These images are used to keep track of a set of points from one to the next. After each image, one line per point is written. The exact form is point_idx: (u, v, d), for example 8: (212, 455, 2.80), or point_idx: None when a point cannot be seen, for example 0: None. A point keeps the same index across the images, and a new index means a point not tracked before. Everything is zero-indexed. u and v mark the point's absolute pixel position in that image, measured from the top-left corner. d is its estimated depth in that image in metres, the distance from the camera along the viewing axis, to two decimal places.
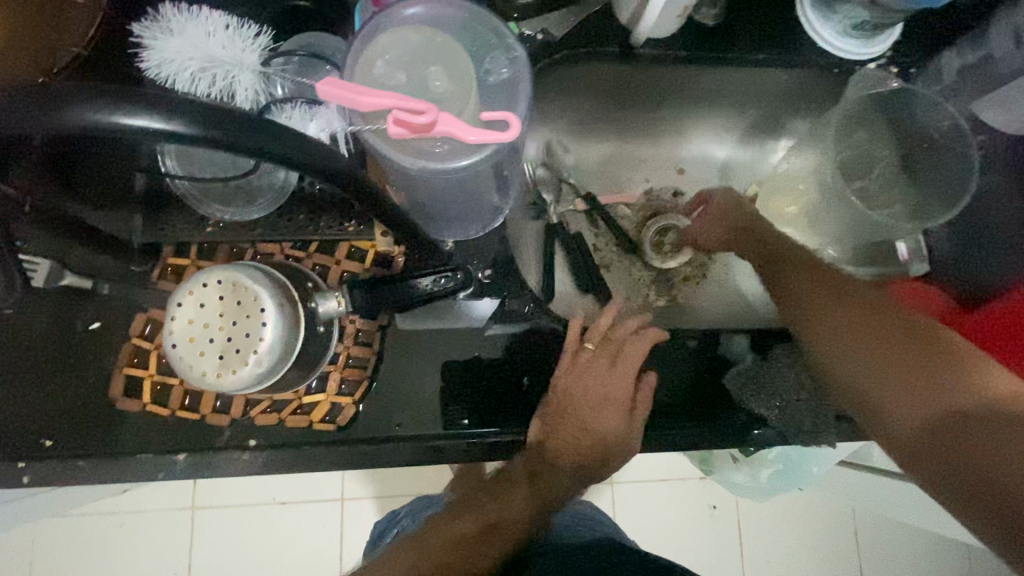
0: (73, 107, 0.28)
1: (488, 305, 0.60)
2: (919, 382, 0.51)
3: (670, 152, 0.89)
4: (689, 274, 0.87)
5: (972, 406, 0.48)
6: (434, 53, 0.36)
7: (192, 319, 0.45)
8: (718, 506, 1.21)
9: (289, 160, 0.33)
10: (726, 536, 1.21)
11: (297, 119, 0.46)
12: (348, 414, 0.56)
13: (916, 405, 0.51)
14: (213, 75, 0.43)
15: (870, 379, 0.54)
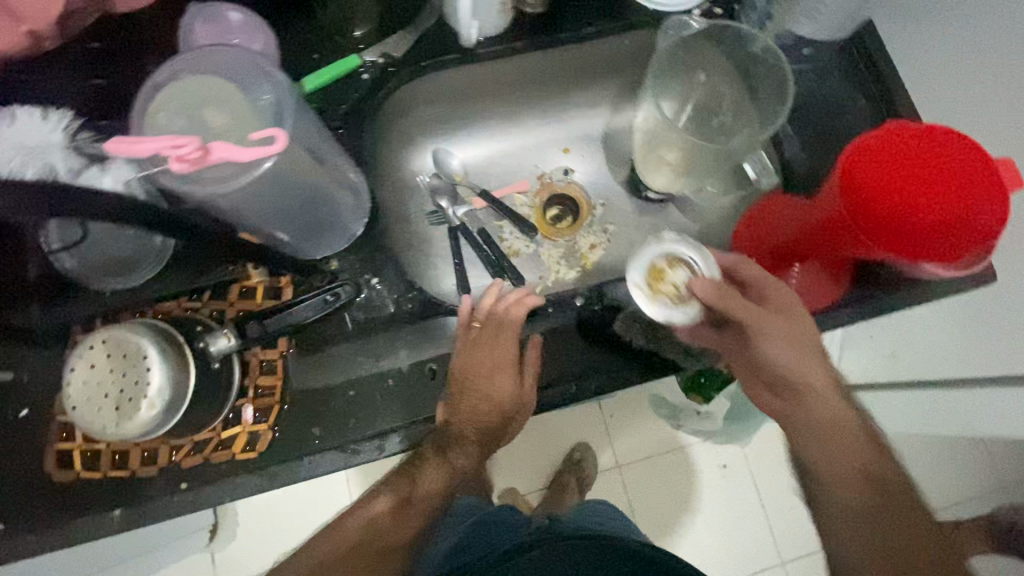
0: None
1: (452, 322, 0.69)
2: (836, 451, 0.49)
3: (551, 134, 0.95)
4: (592, 242, 0.92)
5: (867, 529, 0.46)
6: (208, 94, 0.40)
7: (84, 380, 0.49)
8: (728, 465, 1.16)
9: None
10: (746, 491, 1.15)
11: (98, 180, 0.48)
12: (267, 438, 0.60)
13: (832, 462, 0.49)
14: (26, 163, 0.45)
15: (822, 429, 0.50)
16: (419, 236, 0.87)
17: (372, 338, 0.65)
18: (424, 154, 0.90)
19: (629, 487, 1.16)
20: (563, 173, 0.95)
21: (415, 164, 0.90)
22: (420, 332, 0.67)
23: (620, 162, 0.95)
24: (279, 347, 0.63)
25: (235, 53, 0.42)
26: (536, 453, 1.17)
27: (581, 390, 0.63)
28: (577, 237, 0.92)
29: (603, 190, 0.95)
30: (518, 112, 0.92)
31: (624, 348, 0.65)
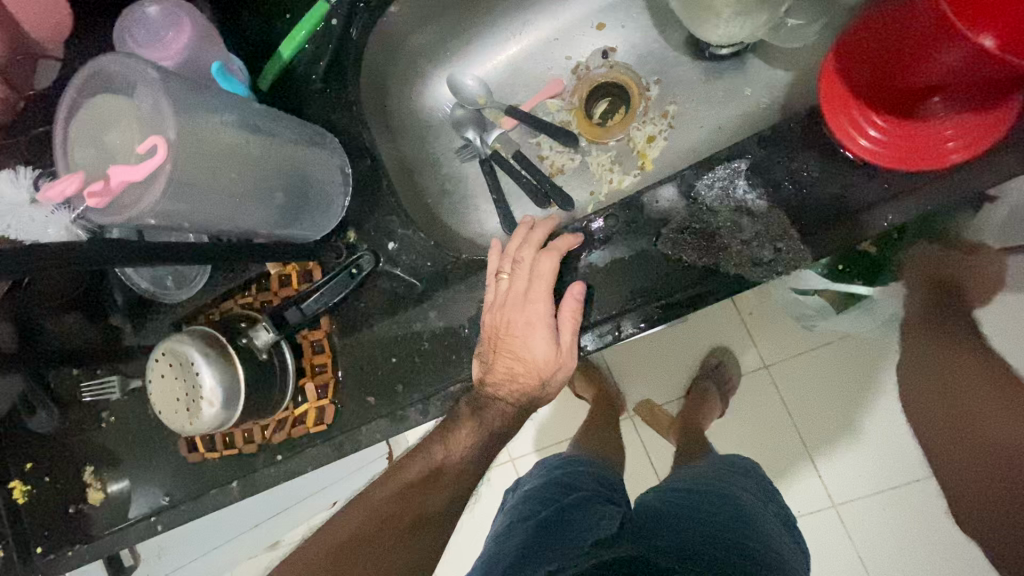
0: None
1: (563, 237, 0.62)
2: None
3: (577, 14, 0.77)
4: (652, 133, 0.75)
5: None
6: (105, 116, 0.39)
7: (160, 390, 0.57)
8: None
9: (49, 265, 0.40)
10: None
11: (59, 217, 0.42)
12: (331, 411, 0.64)
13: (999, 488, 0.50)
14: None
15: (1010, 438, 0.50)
16: (453, 178, 0.81)
17: (401, 303, 0.63)
18: (438, 85, 0.81)
19: (783, 389, 0.91)
20: (602, 57, 0.78)
21: (431, 99, 0.81)
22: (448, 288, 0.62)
23: (670, 20, 0.74)
24: (323, 327, 0.65)
25: (114, 61, 0.39)
26: (664, 362, 1.01)
27: (624, 325, 0.53)
28: (631, 131, 0.76)
29: (654, 63, 0.76)
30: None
31: (675, 267, 0.52)
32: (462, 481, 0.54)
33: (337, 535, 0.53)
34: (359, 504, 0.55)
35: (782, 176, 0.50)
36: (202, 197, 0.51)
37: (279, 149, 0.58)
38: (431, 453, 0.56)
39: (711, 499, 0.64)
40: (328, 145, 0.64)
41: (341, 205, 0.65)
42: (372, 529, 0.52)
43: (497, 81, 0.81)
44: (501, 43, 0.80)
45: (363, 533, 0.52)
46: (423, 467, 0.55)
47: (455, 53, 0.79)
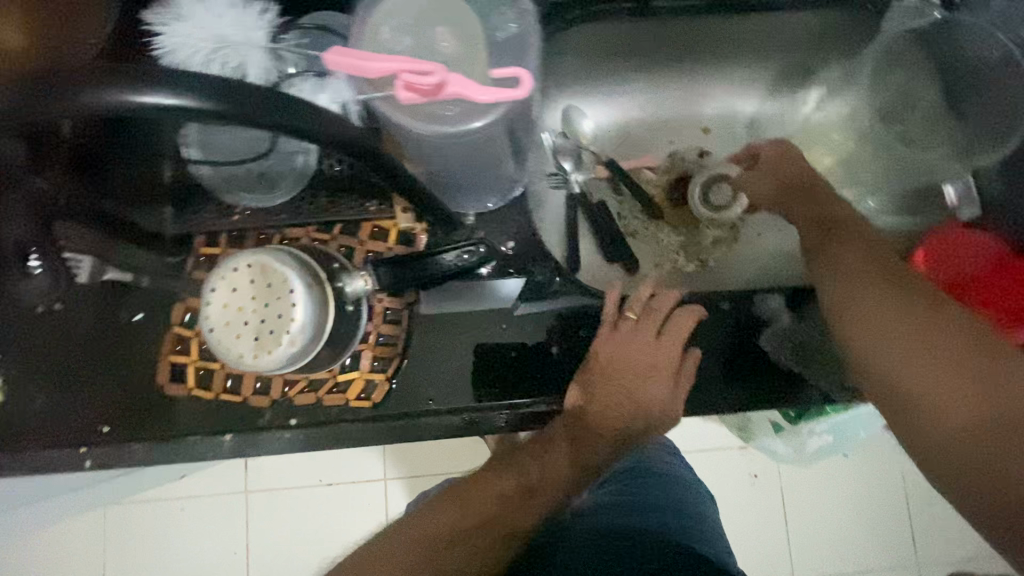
0: (89, 89, 0.28)
1: (517, 283, 0.58)
2: None
3: (691, 111, 0.85)
4: (720, 236, 0.84)
5: None
6: (440, 13, 0.34)
7: (225, 303, 0.46)
8: (761, 475, 1.15)
9: (320, 141, 0.33)
10: (771, 505, 1.15)
11: (308, 92, 0.40)
12: (383, 390, 0.57)
13: None
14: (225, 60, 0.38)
15: None
16: (536, 198, 0.81)
17: (499, 305, 0.59)
18: (554, 111, 0.82)
19: None
20: (698, 155, 0.85)
21: (544, 119, 0.82)
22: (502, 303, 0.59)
23: None
24: (405, 299, 0.58)
25: None
26: None
27: (717, 402, 0.59)
28: (702, 228, 0.84)
29: None
30: (665, 78, 0.82)
31: (773, 365, 0.59)
32: (549, 500, 0.57)
33: (424, 527, 0.54)
34: (457, 497, 0.56)
35: None
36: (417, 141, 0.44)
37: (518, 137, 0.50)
38: (526, 471, 0.57)
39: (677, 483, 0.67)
40: (533, 129, 0.57)
41: (511, 193, 0.61)
42: (468, 525, 0.54)
43: (605, 133, 0.85)
44: (623, 102, 0.84)
45: (461, 527, 0.54)
46: (519, 482, 0.56)
47: (582, 90, 0.82)
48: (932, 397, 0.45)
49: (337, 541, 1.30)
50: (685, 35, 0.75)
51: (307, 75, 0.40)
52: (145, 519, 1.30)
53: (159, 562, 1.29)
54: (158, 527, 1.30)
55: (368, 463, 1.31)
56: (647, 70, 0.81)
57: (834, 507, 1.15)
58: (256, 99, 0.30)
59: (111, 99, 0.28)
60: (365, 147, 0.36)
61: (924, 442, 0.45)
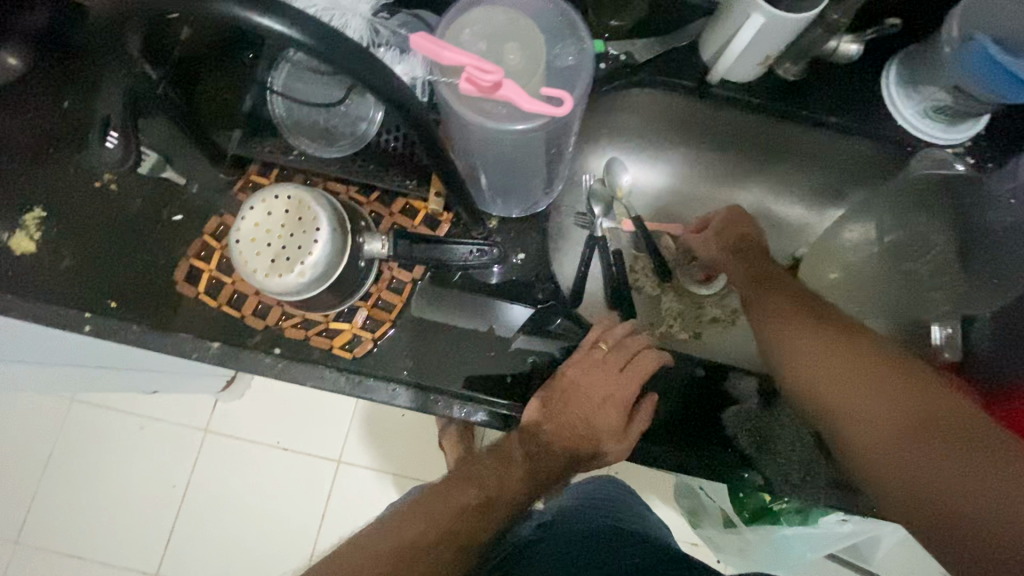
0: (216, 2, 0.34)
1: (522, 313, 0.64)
2: None
3: (725, 196, 0.90)
4: (719, 315, 0.88)
5: None
6: (514, 33, 0.40)
7: (257, 223, 0.52)
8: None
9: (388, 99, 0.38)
10: None
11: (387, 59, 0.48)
12: (365, 347, 0.61)
13: None
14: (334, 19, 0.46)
15: None
16: (560, 229, 0.86)
17: (470, 325, 0.62)
18: (599, 158, 0.88)
19: None
20: None
21: (587, 163, 0.88)
22: (480, 326, 0.62)
23: (778, 253, 0.89)
24: (413, 273, 0.62)
25: (551, 6, 0.41)
26: None
27: (665, 458, 0.60)
28: (704, 302, 0.88)
29: None
30: (709, 159, 0.88)
31: (729, 441, 0.61)
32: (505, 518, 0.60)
33: (394, 536, 0.57)
34: (419, 509, 0.58)
35: None
36: (470, 142, 0.50)
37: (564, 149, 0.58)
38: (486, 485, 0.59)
39: (620, 500, 0.75)
40: (565, 159, 0.63)
41: (537, 207, 0.66)
42: (428, 540, 0.56)
43: (640, 190, 0.90)
44: (664, 170, 0.90)
45: (422, 540, 0.56)
46: (480, 495, 0.59)
47: (630, 147, 0.88)
48: (892, 436, 0.54)
49: (274, 506, 1.31)
50: (736, 125, 0.80)
51: (389, 48, 0.48)
52: (100, 423, 1.33)
53: (103, 468, 1.31)
54: (114, 435, 1.33)
55: (326, 438, 1.33)
56: (696, 145, 0.86)
57: None
58: (343, 49, 0.35)
59: (230, 17, 0.34)
60: (418, 120, 0.41)
61: (903, 486, 0.52)
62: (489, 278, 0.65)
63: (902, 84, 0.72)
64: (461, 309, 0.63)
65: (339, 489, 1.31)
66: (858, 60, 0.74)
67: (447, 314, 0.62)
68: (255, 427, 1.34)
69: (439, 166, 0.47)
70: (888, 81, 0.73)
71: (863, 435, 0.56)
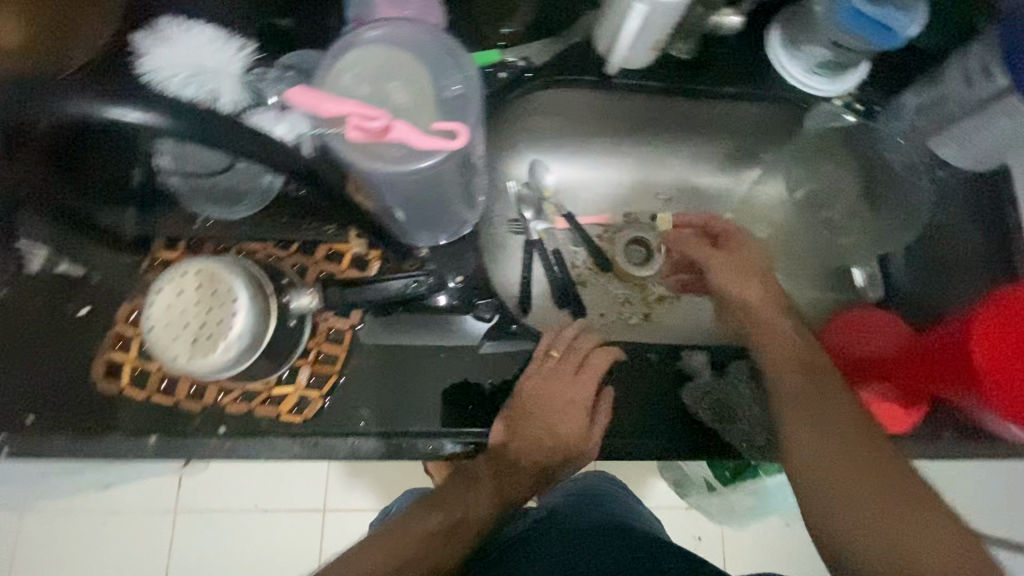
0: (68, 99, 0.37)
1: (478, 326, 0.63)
2: None
3: (649, 177, 0.92)
4: (663, 293, 0.90)
5: None
6: (396, 70, 0.39)
7: (169, 305, 0.48)
8: (704, 536, 1.18)
9: None
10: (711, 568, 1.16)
11: (265, 119, 0.47)
12: (315, 406, 0.58)
13: None
14: (198, 85, 0.47)
15: None
16: (496, 240, 0.86)
17: (420, 359, 0.61)
18: (521, 163, 0.88)
19: None
20: (650, 219, 0.92)
21: (510, 169, 0.88)
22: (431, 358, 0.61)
23: None
24: (350, 320, 0.60)
25: (430, 35, 0.40)
26: None
27: (634, 450, 0.61)
28: (648, 284, 0.90)
29: None
30: (627, 145, 0.89)
31: (693, 417, 0.63)
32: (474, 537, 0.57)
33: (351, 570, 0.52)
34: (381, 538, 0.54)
35: None
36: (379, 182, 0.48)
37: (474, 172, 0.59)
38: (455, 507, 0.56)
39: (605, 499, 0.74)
40: (482, 176, 0.63)
41: (463, 230, 0.65)
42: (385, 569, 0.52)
43: (566, 186, 0.91)
44: (585, 163, 0.91)
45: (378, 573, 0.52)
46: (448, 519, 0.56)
47: (548, 147, 0.89)
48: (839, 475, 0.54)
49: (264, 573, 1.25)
50: (643, 110, 0.81)
51: (269, 107, 0.47)
52: (57, 529, 1.23)
53: None
54: (73, 539, 1.23)
55: (305, 491, 1.27)
56: (611, 134, 0.87)
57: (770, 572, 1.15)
58: (196, 124, 0.38)
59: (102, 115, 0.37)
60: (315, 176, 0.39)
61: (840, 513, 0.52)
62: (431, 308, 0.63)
63: (787, 46, 0.75)
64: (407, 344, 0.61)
65: (329, 540, 1.26)
66: (743, 29, 0.77)
67: (394, 353, 0.61)
68: (227, 497, 1.27)
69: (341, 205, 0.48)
70: (774, 45, 0.76)
71: (824, 455, 0.55)
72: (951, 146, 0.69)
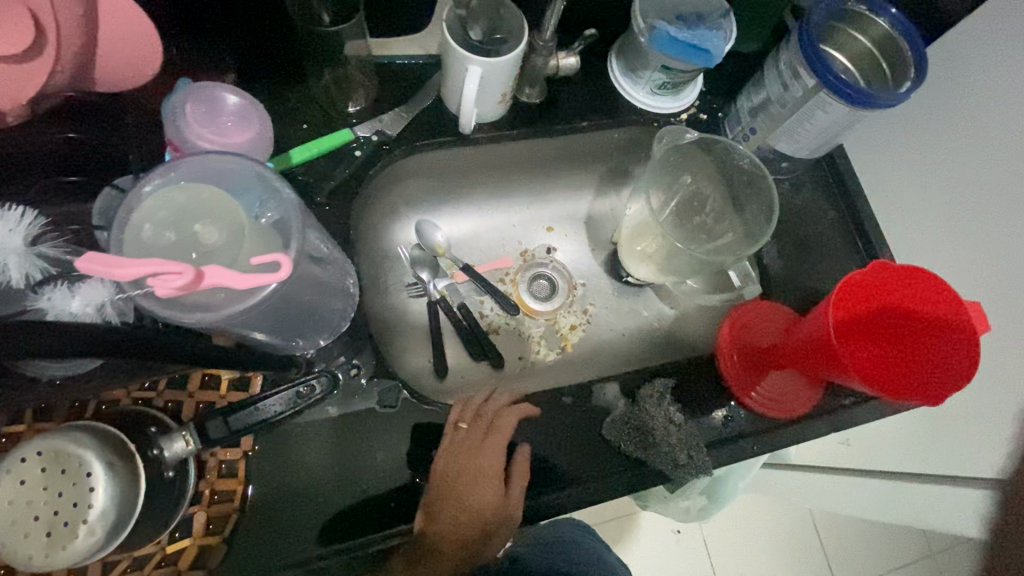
0: None
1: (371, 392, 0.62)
2: None
3: (536, 213, 0.94)
4: (574, 321, 0.91)
5: None
6: (202, 210, 0.37)
7: (11, 499, 0.43)
8: (683, 530, 1.14)
9: None
10: (695, 564, 1.13)
11: (58, 300, 0.43)
12: (219, 552, 0.53)
13: None
14: None
15: None
16: (397, 309, 0.84)
17: (325, 468, 0.58)
18: (407, 227, 0.87)
19: None
20: (546, 252, 0.94)
21: (397, 235, 0.87)
22: (335, 464, 0.59)
23: (602, 244, 0.95)
24: (241, 447, 0.57)
25: (234, 164, 0.39)
26: None
27: (564, 500, 0.61)
28: (557, 316, 0.91)
29: (582, 270, 0.94)
30: (507, 188, 0.90)
31: (614, 453, 0.63)
32: None
33: None
34: None
35: (708, 382, 0.70)
36: None
37: (337, 272, 0.58)
38: None
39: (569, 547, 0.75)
40: (346, 268, 0.61)
41: (340, 326, 0.62)
42: None
43: (458, 239, 0.91)
44: (470, 212, 0.91)
45: None
46: None
47: (430, 205, 0.88)
48: None
49: None
50: (512, 154, 0.83)
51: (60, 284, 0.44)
52: None
53: None
54: None
55: None
56: (487, 182, 0.88)
57: (752, 554, 1.15)
58: None
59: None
60: None
61: None
62: (330, 409, 0.60)
63: (625, 73, 0.80)
64: (311, 455, 0.59)
65: None
66: (584, 65, 0.81)
67: (298, 470, 0.58)
68: None
69: (172, 354, 0.44)
70: (615, 75, 0.80)
71: None
72: (785, 141, 0.73)
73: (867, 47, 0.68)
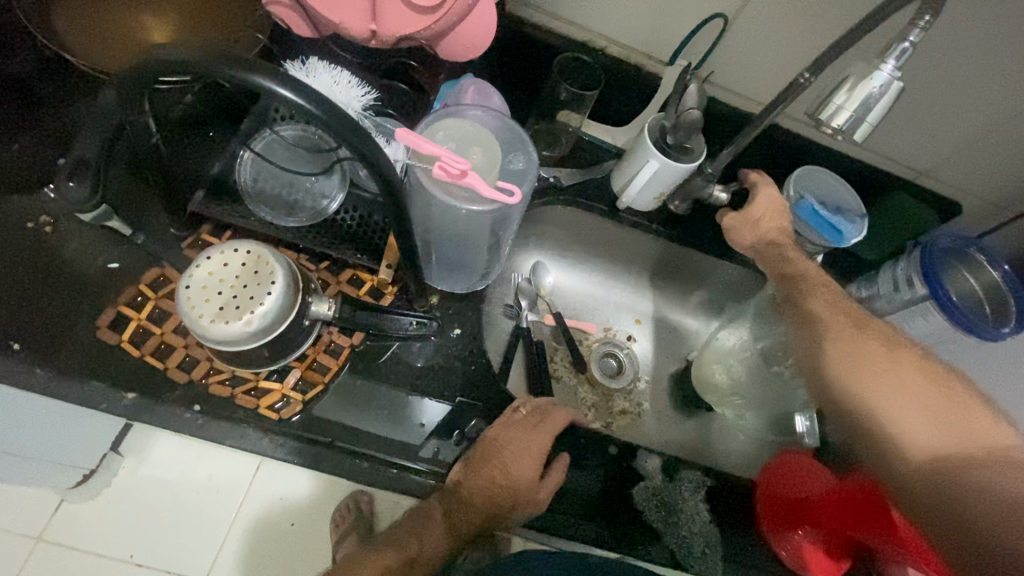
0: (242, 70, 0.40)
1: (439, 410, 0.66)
2: None
3: (633, 303, 1.04)
4: (627, 407, 0.96)
5: None
6: (476, 141, 0.52)
7: (211, 272, 0.54)
8: None
9: (370, 163, 0.44)
10: None
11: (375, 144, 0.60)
12: (293, 409, 0.61)
13: None
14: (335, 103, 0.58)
15: None
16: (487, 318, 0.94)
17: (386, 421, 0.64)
18: (526, 260, 1.00)
19: None
20: (626, 337, 1.03)
21: (517, 263, 0.99)
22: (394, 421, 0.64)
23: (675, 355, 1.04)
24: (351, 338, 0.66)
25: (506, 125, 0.54)
26: None
27: (575, 530, 0.64)
28: (614, 395, 0.97)
29: (650, 369, 1.02)
30: (618, 271, 1.03)
31: (636, 515, 0.66)
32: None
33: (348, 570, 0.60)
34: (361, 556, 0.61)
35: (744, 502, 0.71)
36: (434, 212, 0.59)
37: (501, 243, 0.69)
38: (407, 543, 0.60)
39: None
40: (508, 239, 0.70)
41: (474, 284, 0.73)
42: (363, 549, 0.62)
43: (560, 291, 1.02)
44: (581, 276, 1.03)
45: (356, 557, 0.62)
46: (401, 555, 0.59)
47: (552, 254, 1.01)
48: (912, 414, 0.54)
49: None
50: (639, 245, 0.96)
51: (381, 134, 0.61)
52: None
53: None
54: None
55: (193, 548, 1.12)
56: (606, 258, 1.01)
57: None
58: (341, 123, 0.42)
59: (248, 81, 0.40)
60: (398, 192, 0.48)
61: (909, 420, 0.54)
62: (424, 349, 0.69)
63: None
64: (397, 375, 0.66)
65: None
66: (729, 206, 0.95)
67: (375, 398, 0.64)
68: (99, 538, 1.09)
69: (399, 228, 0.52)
70: None
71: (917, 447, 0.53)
72: None
73: (975, 286, 0.77)
